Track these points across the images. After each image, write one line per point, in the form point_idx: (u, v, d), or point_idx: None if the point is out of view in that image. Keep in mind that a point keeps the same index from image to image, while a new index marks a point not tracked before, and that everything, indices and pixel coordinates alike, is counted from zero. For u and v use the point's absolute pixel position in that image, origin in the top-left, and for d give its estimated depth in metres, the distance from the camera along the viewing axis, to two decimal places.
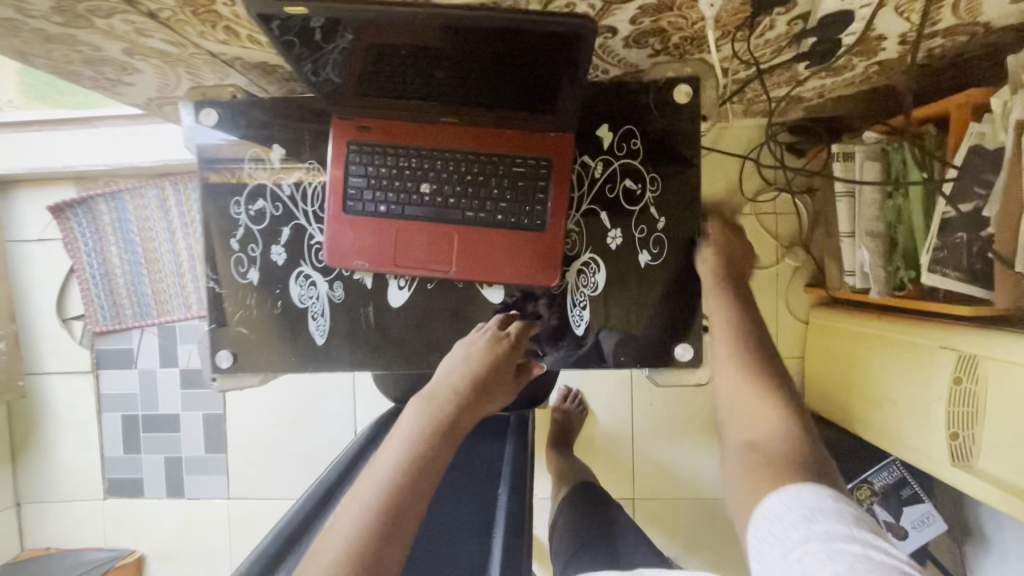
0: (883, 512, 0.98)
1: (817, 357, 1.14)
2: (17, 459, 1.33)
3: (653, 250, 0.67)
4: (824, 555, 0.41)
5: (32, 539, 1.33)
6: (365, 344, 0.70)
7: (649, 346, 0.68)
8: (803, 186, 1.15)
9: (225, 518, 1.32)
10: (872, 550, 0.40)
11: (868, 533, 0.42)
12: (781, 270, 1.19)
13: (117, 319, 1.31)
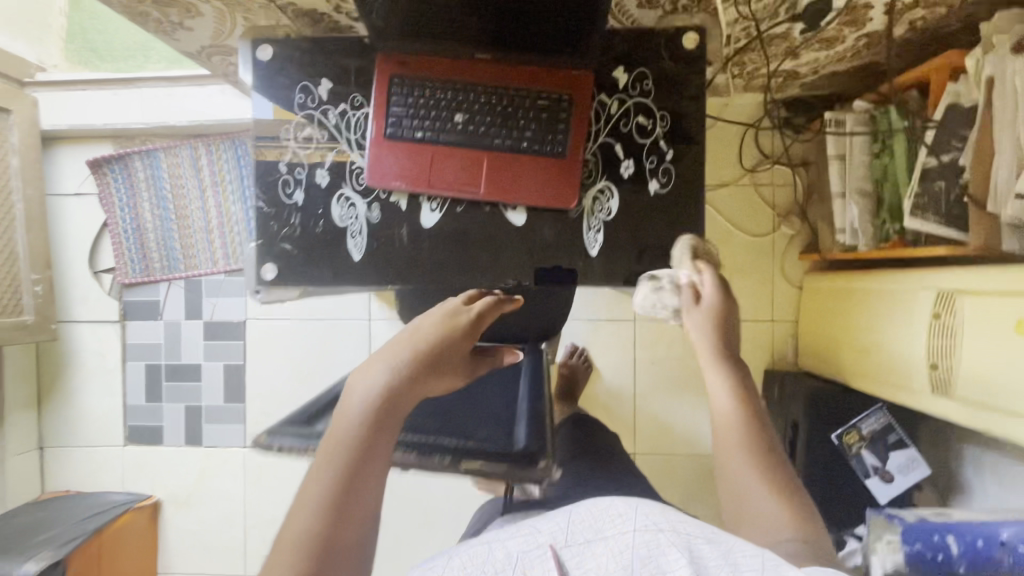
0: (869, 457, 1.04)
1: (810, 320, 1.21)
2: (43, 403, 1.39)
3: (661, 180, 0.75)
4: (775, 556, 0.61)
5: (52, 482, 1.38)
6: (398, 261, 0.77)
7: (655, 266, 0.75)
8: (798, 159, 1.24)
9: (241, 466, 1.38)
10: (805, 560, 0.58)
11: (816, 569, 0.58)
12: (777, 238, 1.27)
13: (146, 271, 1.38)
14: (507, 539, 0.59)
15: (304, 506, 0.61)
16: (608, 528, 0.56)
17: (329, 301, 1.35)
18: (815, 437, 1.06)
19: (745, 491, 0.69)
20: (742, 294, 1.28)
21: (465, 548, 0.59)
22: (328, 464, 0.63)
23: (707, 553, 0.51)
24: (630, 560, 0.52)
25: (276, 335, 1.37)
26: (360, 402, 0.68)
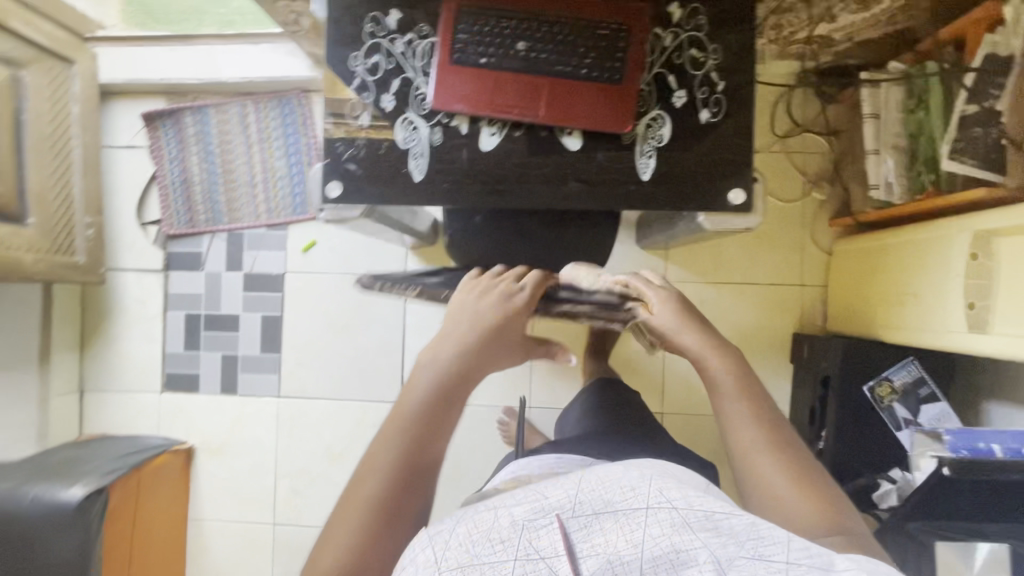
0: (900, 410, 1.06)
1: (841, 283, 1.24)
2: (86, 348, 1.43)
3: (713, 109, 0.78)
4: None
5: (89, 426, 1.42)
6: (456, 182, 0.81)
7: (704, 191, 0.78)
8: (829, 128, 1.27)
9: (274, 415, 1.41)
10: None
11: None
12: (808, 204, 1.30)
13: (191, 223, 1.43)
14: (512, 501, 0.46)
15: (352, 510, 0.53)
16: (622, 500, 0.44)
17: (368, 256, 1.40)
18: (848, 389, 1.08)
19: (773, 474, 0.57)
20: (772, 260, 1.31)
21: (473, 512, 0.46)
22: (380, 464, 0.56)
23: (750, 540, 0.40)
24: (644, 542, 0.41)
25: (314, 288, 1.41)
26: (417, 394, 0.61)
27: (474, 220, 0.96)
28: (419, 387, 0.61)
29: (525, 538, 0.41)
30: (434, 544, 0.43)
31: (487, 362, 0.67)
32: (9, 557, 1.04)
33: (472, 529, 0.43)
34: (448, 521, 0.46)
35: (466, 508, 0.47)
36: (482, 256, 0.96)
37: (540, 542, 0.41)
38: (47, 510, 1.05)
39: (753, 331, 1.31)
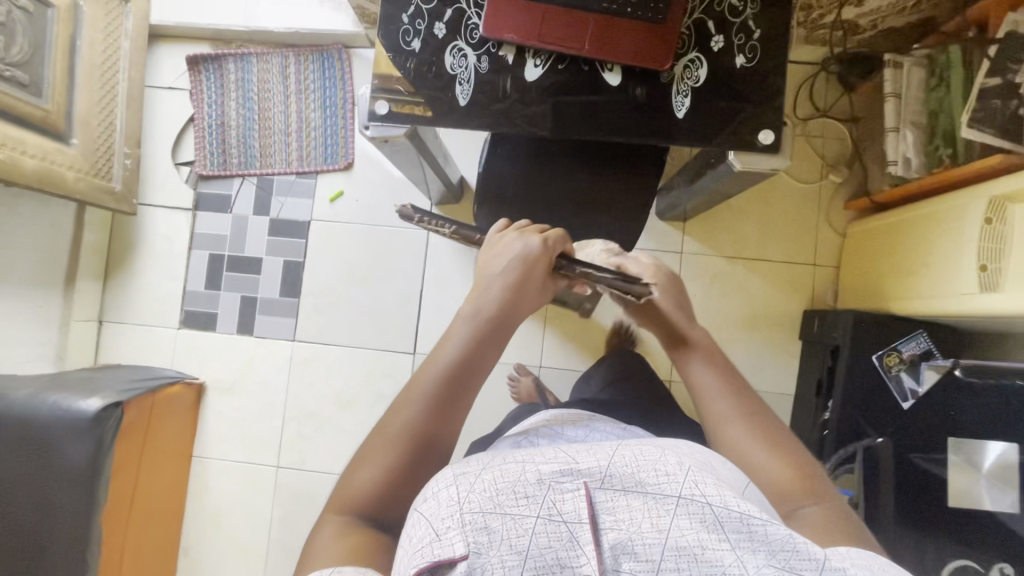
0: (908, 380, 1.07)
1: (853, 264, 1.27)
2: (109, 279, 1.47)
3: (747, 56, 0.83)
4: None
5: (106, 354, 1.44)
6: (500, 109, 0.84)
7: (736, 131, 0.82)
8: (849, 115, 1.32)
9: (288, 358, 1.43)
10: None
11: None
12: (825, 187, 1.34)
13: (223, 166, 1.47)
14: (535, 458, 0.45)
15: (384, 444, 0.53)
16: (653, 484, 0.42)
17: (393, 209, 1.44)
18: (858, 358, 1.10)
19: (753, 446, 0.59)
20: (785, 239, 1.35)
21: (499, 462, 0.45)
22: (414, 401, 0.55)
23: (785, 551, 0.38)
24: (671, 530, 0.39)
25: (338, 237, 1.44)
26: (455, 341, 0.59)
27: (514, 152, 1.01)
28: (455, 331, 0.60)
29: (549, 496, 0.41)
30: (459, 484, 0.42)
31: (521, 313, 0.64)
32: (20, 461, 1.05)
33: (497, 479, 0.42)
34: (474, 463, 0.45)
35: (489, 459, 0.46)
36: (518, 189, 1.00)
37: (564, 505, 0.40)
38: (61, 417, 1.05)
39: (765, 307, 1.34)
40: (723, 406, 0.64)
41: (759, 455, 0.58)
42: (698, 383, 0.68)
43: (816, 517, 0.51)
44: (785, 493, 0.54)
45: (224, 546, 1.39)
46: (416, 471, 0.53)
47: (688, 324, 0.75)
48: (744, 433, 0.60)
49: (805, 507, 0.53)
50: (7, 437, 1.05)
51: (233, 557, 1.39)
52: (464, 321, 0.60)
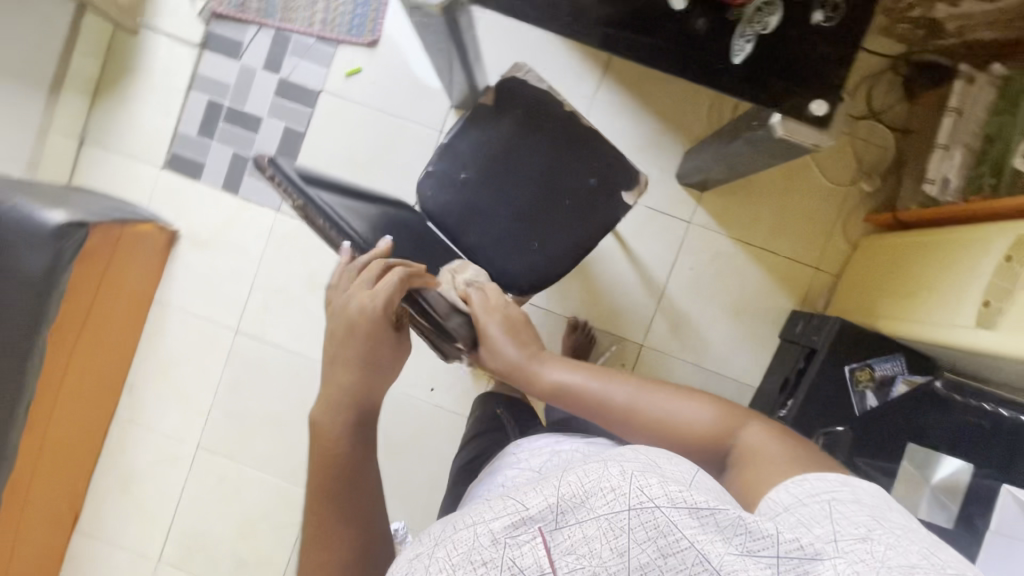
0: (871, 398, 1.07)
1: (854, 281, 1.24)
2: (98, 99, 1.38)
3: (826, 13, 0.75)
4: (844, 514, 0.47)
5: (82, 176, 1.38)
6: (548, 5, 0.76)
7: (789, 94, 0.76)
8: (899, 124, 1.26)
9: (268, 228, 1.38)
10: (846, 505, 0.48)
11: (847, 495, 0.49)
12: (851, 193, 1.29)
13: (241, 10, 1.35)
14: (484, 509, 0.45)
15: (327, 565, 0.60)
16: (604, 506, 0.42)
17: (408, 101, 1.36)
18: (832, 365, 1.09)
19: (671, 407, 0.66)
20: (797, 236, 1.31)
21: (451, 532, 0.45)
22: (311, 500, 0.63)
23: (739, 535, 0.41)
24: (631, 550, 0.40)
25: (345, 118, 1.36)
26: (327, 449, 0.65)
27: (513, 114, 1.03)
28: (318, 428, 0.67)
29: (507, 556, 0.40)
30: (417, 569, 0.43)
31: (376, 378, 0.70)
32: None
33: (452, 553, 0.42)
34: (431, 542, 0.45)
35: (444, 527, 0.47)
36: (507, 142, 1.03)
37: (523, 560, 0.40)
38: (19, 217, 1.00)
39: (756, 299, 1.32)
40: (620, 390, 0.69)
41: (679, 410, 0.65)
42: (577, 389, 0.72)
43: (754, 435, 0.61)
44: (718, 431, 0.63)
45: (169, 394, 1.40)
46: (350, 543, 0.62)
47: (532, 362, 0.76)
48: (654, 399, 0.67)
49: (740, 433, 0.62)
50: None
51: (176, 409, 1.40)
52: (325, 416, 0.67)
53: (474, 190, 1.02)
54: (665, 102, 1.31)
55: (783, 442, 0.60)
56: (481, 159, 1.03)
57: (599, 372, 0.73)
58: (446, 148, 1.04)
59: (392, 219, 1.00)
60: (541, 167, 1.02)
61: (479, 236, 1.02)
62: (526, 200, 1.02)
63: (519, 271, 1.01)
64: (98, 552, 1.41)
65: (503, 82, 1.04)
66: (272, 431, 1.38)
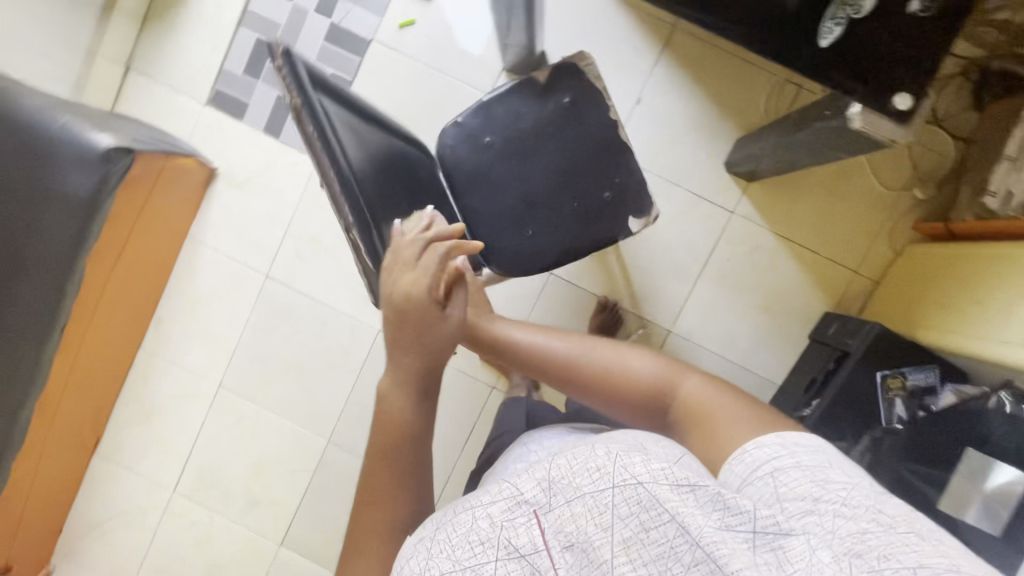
0: (900, 407, 1.05)
1: (893, 296, 1.22)
2: (147, 27, 1.37)
3: (925, 3, 0.72)
4: (787, 487, 0.49)
5: (125, 104, 1.37)
6: None
7: (872, 83, 0.73)
8: (961, 133, 1.23)
9: (306, 175, 1.37)
10: (789, 475, 0.50)
11: (789, 461, 0.51)
12: (902, 199, 1.26)
13: None
14: (483, 495, 0.51)
15: (382, 544, 0.60)
16: (589, 484, 0.46)
17: (459, 60, 1.33)
18: (865, 368, 1.08)
19: (618, 365, 0.68)
20: (838, 238, 1.28)
21: (453, 515, 0.51)
22: (373, 474, 0.64)
23: (717, 510, 0.44)
24: (615, 524, 0.44)
25: (391, 70, 1.34)
26: (395, 429, 0.66)
27: (561, 101, 1.01)
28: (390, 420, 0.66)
29: (504, 535, 0.46)
30: (427, 550, 0.49)
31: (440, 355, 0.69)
32: (17, 170, 0.99)
33: (457, 533, 0.48)
34: (443, 521, 0.51)
35: (445, 512, 0.52)
36: (549, 118, 1.01)
37: (519, 539, 0.45)
38: (73, 140, 1.00)
39: (788, 297, 1.30)
40: (570, 346, 0.71)
41: (627, 366, 0.67)
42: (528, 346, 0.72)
43: (694, 387, 0.63)
44: (661, 386, 0.65)
45: (195, 331, 1.41)
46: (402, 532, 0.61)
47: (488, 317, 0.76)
48: (602, 356, 0.69)
49: (682, 385, 0.64)
50: (8, 138, 0.99)
51: (201, 346, 1.41)
52: (393, 394, 0.67)
53: (496, 156, 1.01)
54: (721, 85, 1.28)
55: (723, 392, 0.62)
56: (512, 129, 1.01)
57: (551, 330, 0.74)
58: (484, 107, 1.02)
59: (391, 152, 0.95)
60: (563, 157, 1.01)
61: (479, 201, 1.02)
62: (549, 181, 1.00)
63: (506, 251, 1.01)
64: (115, 476, 1.45)
65: (561, 64, 1.01)
66: (294, 377, 1.40)
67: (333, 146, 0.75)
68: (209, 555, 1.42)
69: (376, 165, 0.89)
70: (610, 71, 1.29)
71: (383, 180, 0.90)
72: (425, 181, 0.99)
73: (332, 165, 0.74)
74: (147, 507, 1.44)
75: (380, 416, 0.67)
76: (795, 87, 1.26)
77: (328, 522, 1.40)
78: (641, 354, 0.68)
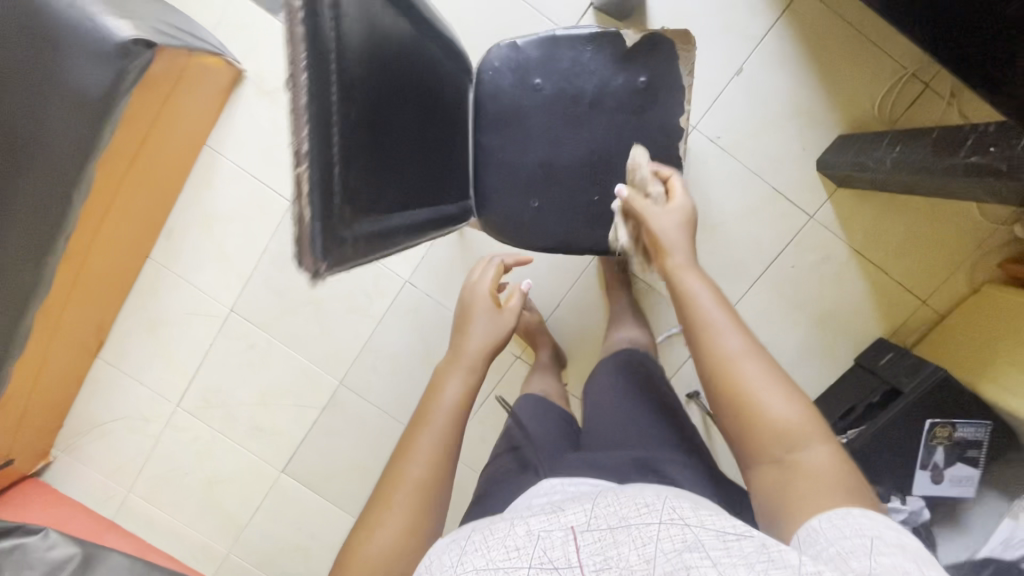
0: (939, 454, 1.04)
1: (951, 345, 1.13)
2: None
3: None
4: (880, 553, 0.43)
5: None
6: None
7: None
8: None
9: None
10: (886, 546, 0.44)
11: (893, 539, 0.45)
12: (995, 233, 1.15)
13: None
14: (530, 516, 0.51)
15: (395, 493, 0.62)
16: (635, 517, 0.47)
17: None
18: (914, 411, 1.03)
19: (757, 391, 0.57)
20: (912, 265, 1.18)
21: (490, 527, 0.51)
22: (414, 431, 0.67)
23: (762, 560, 0.41)
24: (656, 557, 0.42)
25: None
26: (445, 398, 0.69)
27: (636, 78, 0.79)
28: (444, 402, 0.68)
29: (538, 546, 0.45)
30: (453, 550, 0.49)
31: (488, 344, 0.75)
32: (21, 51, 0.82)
33: (491, 548, 0.47)
34: (478, 536, 0.50)
35: (485, 523, 0.53)
36: (628, 93, 0.79)
37: (553, 552, 0.45)
38: (84, 22, 0.83)
39: (843, 316, 1.21)
40: (741, 346, 0.60)
41: (769, 398, 0.56)
42: (697, 306, 0.64)
43: (818, 461, 0.53)
44: (784, 437, 0.54)
45: (209, 249, 1.32)
46: (416, 498, 0.62)
47: (687, 266, 0.67)
48: (757, 374, 0.58)
49: (807, 452, 0.54)
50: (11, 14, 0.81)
51: (213, 265, 1.32)
52: (452, 366, 0.73)
53: (538, 106, 0.80)
54: (834, 70, 1.11)
55: (846, 481, 0.52)
56: (568, 82, 0.80)
57: (732, 319, 0.63)
58: (553, 41, 0.80)
59: (416, 54, 0.60)
60: (606, 140, 0.81)
61: (497, 143, 0.83)
62: (583, 162, 0.82)
63: (498, 214, 0.83)
64: (118, 381, 1.41)
65: (654, 35, 0.78)
66: (311, 313, 1.34)
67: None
68: (209, 470, 1.43)
69: (388, 68, 0.53)
70: (709, 32, 1.12)
71: (393, 96, 0.54)
72: (438, 130, 0.66)
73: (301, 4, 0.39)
74: (150, 416, 1.42)
75: (438, 392, 0.70)
76: (919, 87, 1.09)
77: (330, 458, 1.39)
78: (810, 411, 0.56)
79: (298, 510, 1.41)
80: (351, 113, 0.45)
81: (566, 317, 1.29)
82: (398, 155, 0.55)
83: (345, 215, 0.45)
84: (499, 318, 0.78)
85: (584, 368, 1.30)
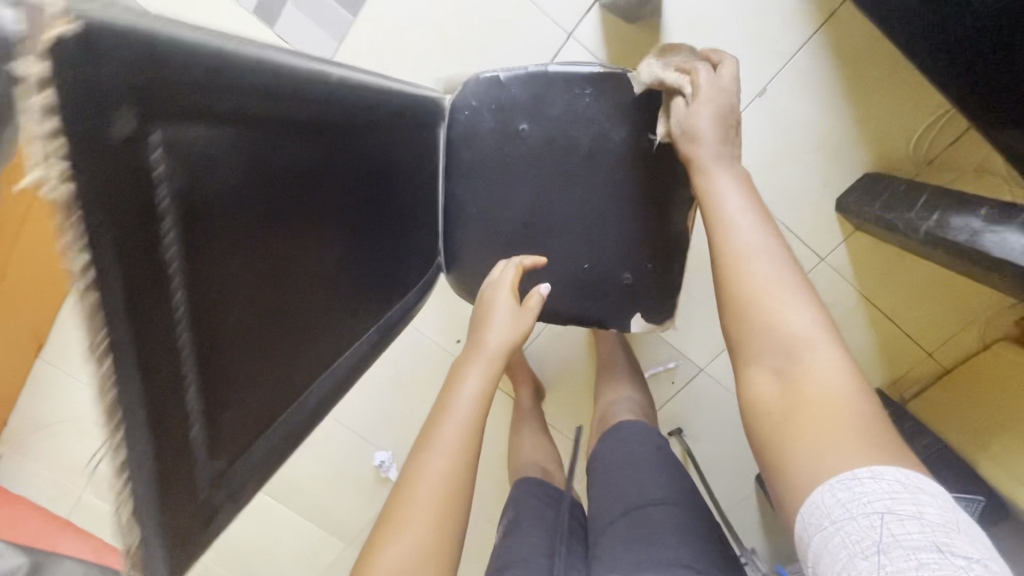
0: None
1: (953, 407, 1.04)
2: None
3: None
4: (893, 544, 0.37)
5: None
6: None
7: None
8: None
9: None
10: (897, 526, 0.38)
11: (904, 508, 0.38)
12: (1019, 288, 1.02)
13: None
14: None
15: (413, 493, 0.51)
16: None
17: None
18: None
19: (776, 307, 0.50)
20: (923, 316, 1.08)
21: None
22: (430, 422, 0.56)
23: None
24: None
25: None
26: (466, 387, 0.57)
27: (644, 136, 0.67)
28: (464, 392, 0.57)
29: None
30: None
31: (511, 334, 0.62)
32: None
33: None
34: None
35: None
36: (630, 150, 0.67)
37: None
38: None
39: None
40: (761, 244, 0.54)
41: (785, 304, 0.50)
42: (726, 211, 0.56)
43: (827, 370, 0.46)
44: (790, 346, 0.48)
45: None
46: (440, 493, 0.51)
47: (717, 162, 0.58)
48: (776, 275, 0.52)
49: (814, 357, 0.47)
50: None
51: None
52: (468, 356, 0.61)
53: (524, 155, 0.68)
54: (869, 99, 0.98)
55: (857, 401, 0.44)
56: (561, 129, 0.67)
57: (764, 221, 0.56)
58: (545, 78, 0.67)
59: (330, 120, 0.42)
60: (601, 201, 0.69)
61: (472, 195, 0.70)
62: (574, 226, 0.70)
63: (471, 277, 0.72)
64: (65, 383, 1.32)
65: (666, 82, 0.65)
66: None
67: (94, 87, 0.22)
68: None
69: (282, 177, 0.37)
70: (727, 44, 0.98)
71: (296, 206, 0.39)
72: (376, 198, 0.51)
73: (71, 163, 0.21)
74: None
75: (457, 383, 0.58)
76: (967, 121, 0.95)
77: (292, 472, 1.33)
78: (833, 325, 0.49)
79: (258, 524, 1.35)
80: (229, 306, 0.33)
81: (548, 345, 1.21)
82: (291, 285, 0.39)
83: (231, 438, 0.35)
84: (516, 315, 0.64)
85: (564, 400, 1.22)
